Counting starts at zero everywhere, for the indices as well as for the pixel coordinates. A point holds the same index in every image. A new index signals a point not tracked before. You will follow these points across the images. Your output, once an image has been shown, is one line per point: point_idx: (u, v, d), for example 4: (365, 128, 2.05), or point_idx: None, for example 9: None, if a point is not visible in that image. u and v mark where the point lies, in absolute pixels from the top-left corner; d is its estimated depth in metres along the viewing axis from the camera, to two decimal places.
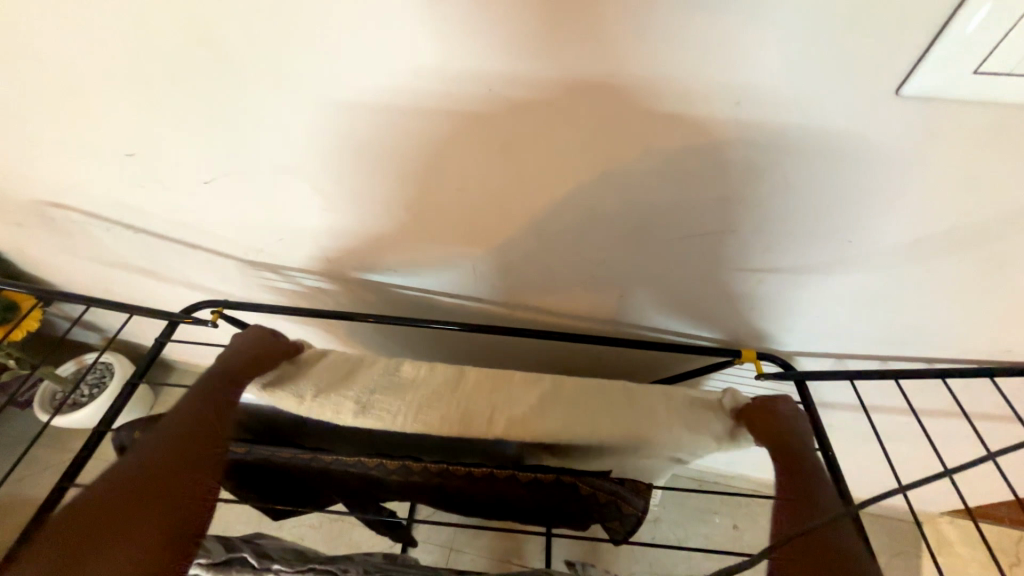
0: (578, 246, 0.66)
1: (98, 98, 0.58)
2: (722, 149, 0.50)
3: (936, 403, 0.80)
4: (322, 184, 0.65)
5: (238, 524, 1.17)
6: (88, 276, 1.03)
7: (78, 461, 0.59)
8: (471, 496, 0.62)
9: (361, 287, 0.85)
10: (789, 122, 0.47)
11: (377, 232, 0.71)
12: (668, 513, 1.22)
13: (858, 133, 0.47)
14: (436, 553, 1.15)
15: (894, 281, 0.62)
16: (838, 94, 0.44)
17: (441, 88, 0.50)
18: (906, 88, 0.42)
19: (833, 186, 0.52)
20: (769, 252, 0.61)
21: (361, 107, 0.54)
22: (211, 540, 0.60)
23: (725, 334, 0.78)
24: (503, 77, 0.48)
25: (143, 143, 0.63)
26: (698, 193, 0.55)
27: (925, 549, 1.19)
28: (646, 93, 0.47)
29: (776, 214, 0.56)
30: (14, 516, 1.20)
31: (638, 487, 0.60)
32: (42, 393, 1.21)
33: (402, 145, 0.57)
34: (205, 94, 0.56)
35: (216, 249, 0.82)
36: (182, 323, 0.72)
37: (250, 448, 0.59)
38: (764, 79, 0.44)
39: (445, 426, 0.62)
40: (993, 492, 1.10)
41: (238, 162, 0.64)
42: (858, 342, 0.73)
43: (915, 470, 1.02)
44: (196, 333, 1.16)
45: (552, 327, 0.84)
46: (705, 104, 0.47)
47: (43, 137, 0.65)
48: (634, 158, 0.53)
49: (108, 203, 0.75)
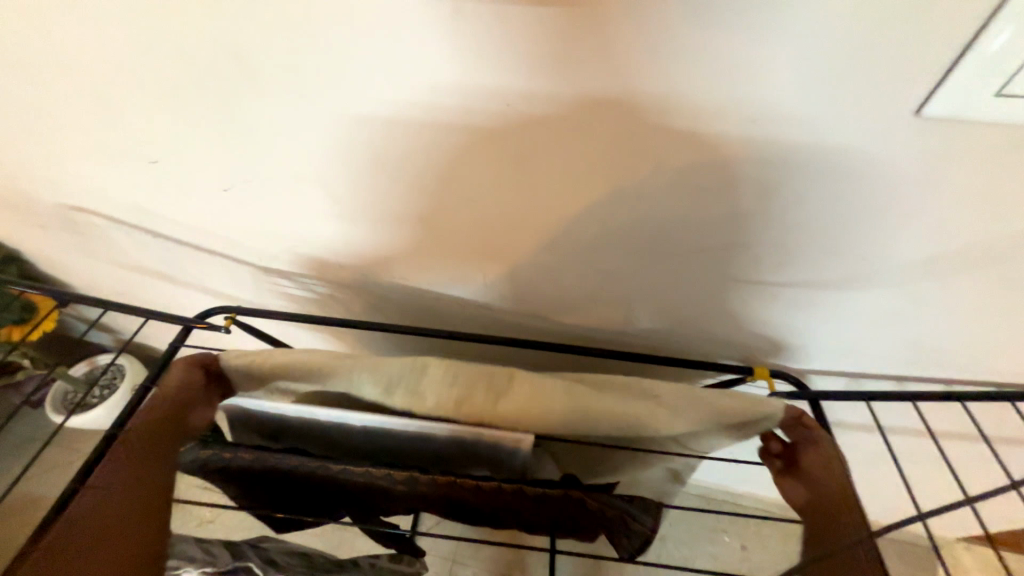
0: (589, 259, 0.66)
1: (126, 107, 0.60)
2: (737, 166, 0.50)
3: (955, 425, 0.78)
4: (337, 194, 0.66)
5: (241, 529, 1.17)
6: (105, 279, 1.05)
7: (89, 462, 0.60)
8: (477, 508, 0.62)
9: (371, 295, 0.85)
10: (806, 140, 0.47)
11: (390, 242, 0.72)
12: (675, 531, 1.20)
13: (874, 151, 0.46)
14: (439, 565, 1.14)
15: (910, 300, 0.61)
16: (855, 112, 0.44)
17: (457, 101, 0.51)
18: (926, 108, 0.42)
19: (850, 205, 0.52)
20: (783, 268, 0.61)
21: (379, 120, 0.55)
22: (219, 544, 0.58)
23: (737, 351, 0.76)
24: (521, 92, 0.49)
25: (166, 152, 0.65)
26: (710, 209, 0.55)
27: (941, 575, 1.16)
28: (660, 108, 0.47)
29: (790, 229, 0.56)
30: (21, 515, 1.20)
31: (649, 504, 0.59)
32: (55, 393, 1.22)
33: (417, 157, 0.58)
34: (229, 105, 0.57)
35: (232, 255, 0.83)
36: (195, 327, 0.73)
37: (256, 455, 0.59)
38: (783, 96, 0.44)
39: (453, 436, 0.61)
40: (1012, 518, 1.07)
41: (256, 171, 0.65)
42: (874, 363, 0.72)
43: (930, 493, 0.99)
44: (207, 337, 1.17)
45: (562, 339, 0.84)
46: (721, 121, 0.47)
47: (71, 144, 0.67)
48: (646, 172, 0.53)
49: (129, 208, 0.77)
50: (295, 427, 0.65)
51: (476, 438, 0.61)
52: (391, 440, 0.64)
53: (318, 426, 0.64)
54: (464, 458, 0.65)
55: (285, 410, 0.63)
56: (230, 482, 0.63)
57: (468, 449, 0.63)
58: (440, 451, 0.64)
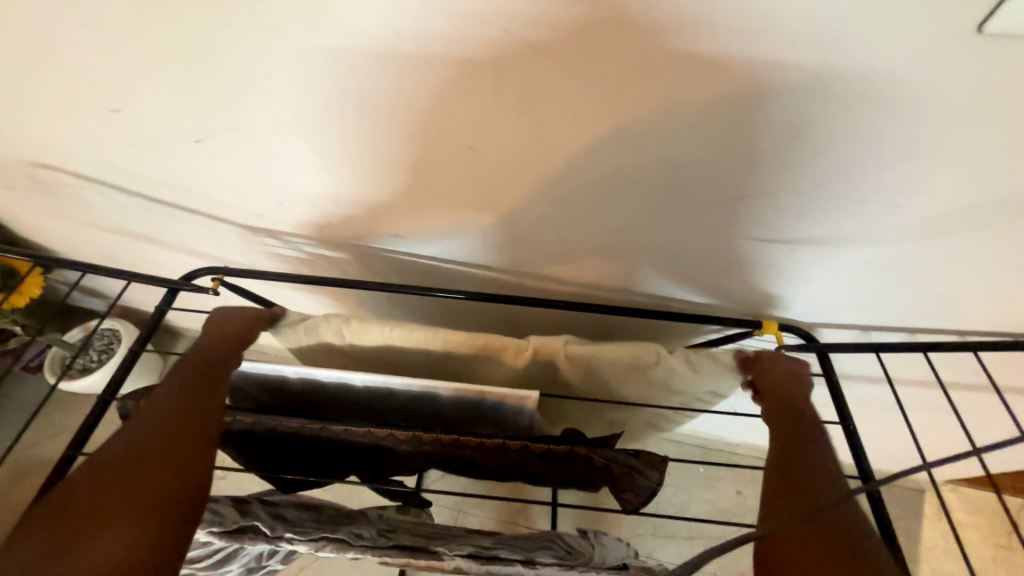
0: (595, 209, 0.62)
1: (75, 46, 0.53)
2: (762, 101, 0.46)
3: (962, 375, 0.78)
4: (320, 142, 0.60)
5: (251, 485, 1.21)
6: (85, 242, 1.00)
7: (85, 428, 0.58)
8: (483, 464, 0.61)
9: (365, 254, 0.82)
10: (842, 68, 0.42)
11: (381, 196, 0.68)
12: (673, 479, 1.24)
13: (917, 78, 0.42)
14: (446, 514, 1.18)
15: (934, 249, 0.58)
16: (901, 33, 0.39)
17: (447, 28, 0.45)
18: (991, 24, 0.37)
19: (881, 145, 0.47)
20: (801, 217, 0.57)
21: (361, 54, 0.49)
22: (224, 505, 0.57)
23: (744, 306, 0.74)
24: (521, 18, 0.43)
25: (127, 98, 0.59)
26: (728, 150, 0.51)
27: (930, 515, 1.20)
28: (679, 29, 0.41)
29: (814, 174, 0.52)
30: (34, 475, 1.23)
31: (654, 460, 0.58)
32: (50, 359, 1.21)
33: (406, 97, 0.52)
34: (190, 40, 0.51)
35: (214, 213, 0.78)
36: (182, 290, 0.70)
37: (255, 418, 0.57)
38: (819, 15, 0.39)
39: (458, 396, 0.60)
40: (1006, 463, 1.09)
41: (231, 119, 0.59)
42: (888, 315, 0.70)
43: (928, 440, 1.01)
44: (199, 300, 1.15)
45: (564, 296, 0.81)
46: (748, 45, 0.42)
47: (22, 91, 0.61)
48: (660, 109, 0.48)
49: (96, 163, 0.71)
50: (295, 388, 0.64)
51: (480, 397, 0.60)
52: (394, 400, 0.63)
53: (319, 387, 0.63)
54: (468, 416, 0.64)
55: (284, 372, 0.61)
56: (231, 444, 0.62)
57: (473, 407, 0.62)
58: (444, 410, 0.63)
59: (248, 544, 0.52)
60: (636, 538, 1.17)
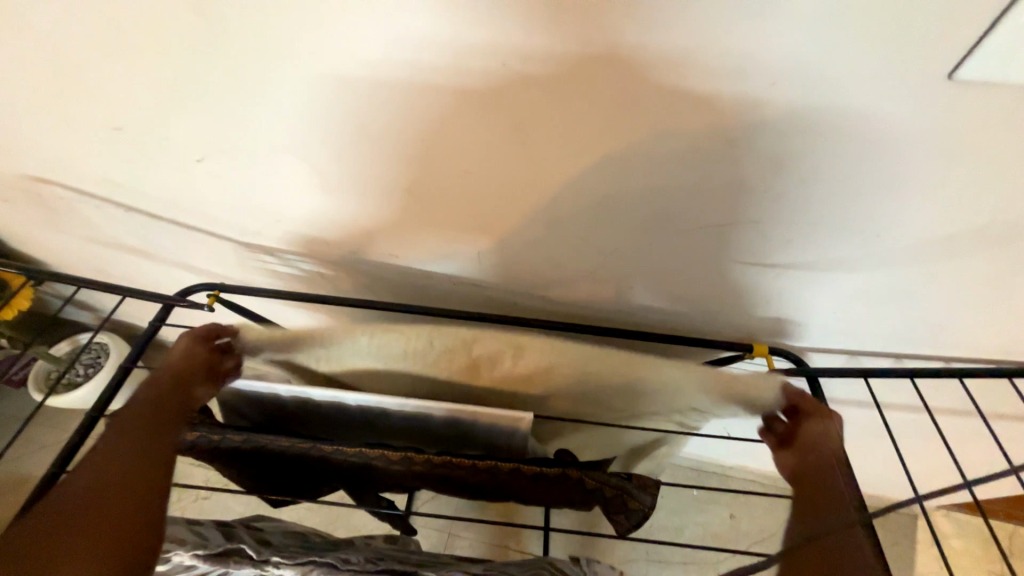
0: (589, 235, 0.64)
1: (84, 68, 0.55)
2: (749, 133, 0.47)
3: (947, 400, 0.79)
4: (320, 164, 0.62)
5: (237, 505, 1.18)
6: (78, 255, 1.00)
7: (70, 447, 0.57)
8: (475, 486, 0.61)
9: (360, 273, 0.82)
10: (823, 105, 0.44)
11: (377, 217, 0.68)
12: (665, 502, 1.23)
13: (894, 115, 0.44)
14: (436, 538, 1.16)
15: (915, 277, 0.59)
16: (873, 76, 0.41)
17: (447, 61, 0.47)
18: (961, 70, 0.39)
19: (862, 178, 0.49)
20: (789, 244, 0.59)
21: (365, 81, 0.50)
22: (210, 528, 0.56)
23: (735, 329, 0.75)
24: (519, 52, 0.45)
25: (132, 117, 0.60)
26: (716, 179, 0.53)
27: (922, 542, 1.20)
28: (668, 67, 0.43)
29: (799, 205, 0.53)
30: (13, 494, 1.20)
31: (645, 482, 0.59)
32: (36, 373, 1.19)
33: (406, 123, 0.54)
34: (195, 64, 0.52)
35: (210, 229, 0.79)
36: (176, 305, 0.70)
37: (247, 436, 0.56)
38: (800, 57, 0.41)
39: (451, 416, 0.60)
40: (993, 488, 1.09)
41: (232, 140, 0.61)
42: (874, 340, 0.71)
43: (917, 465, 1.01)
44: (191, 315, 1.14)
45: (558, 317, 0.82)
46: (734, 82, 0.44)
47: (26, 108, 0.62)
48: (652, 139, 0.50)
49: (96, 179, 0.72)
50: (286, 405, 0.63)
51: (473, 418, 0.59)
52: (386, 419, 0.62)
53: (310, 405, 0.62)
54: (461, 437, 0.64)
55: (276, 389, 0.61)
56: (220, 463, 0.61)
57: (465, 428, 0.62)
58: (437, 429, 0.63)
59: (233, 568, 0.51)
60: (629, 564, 1.15)
